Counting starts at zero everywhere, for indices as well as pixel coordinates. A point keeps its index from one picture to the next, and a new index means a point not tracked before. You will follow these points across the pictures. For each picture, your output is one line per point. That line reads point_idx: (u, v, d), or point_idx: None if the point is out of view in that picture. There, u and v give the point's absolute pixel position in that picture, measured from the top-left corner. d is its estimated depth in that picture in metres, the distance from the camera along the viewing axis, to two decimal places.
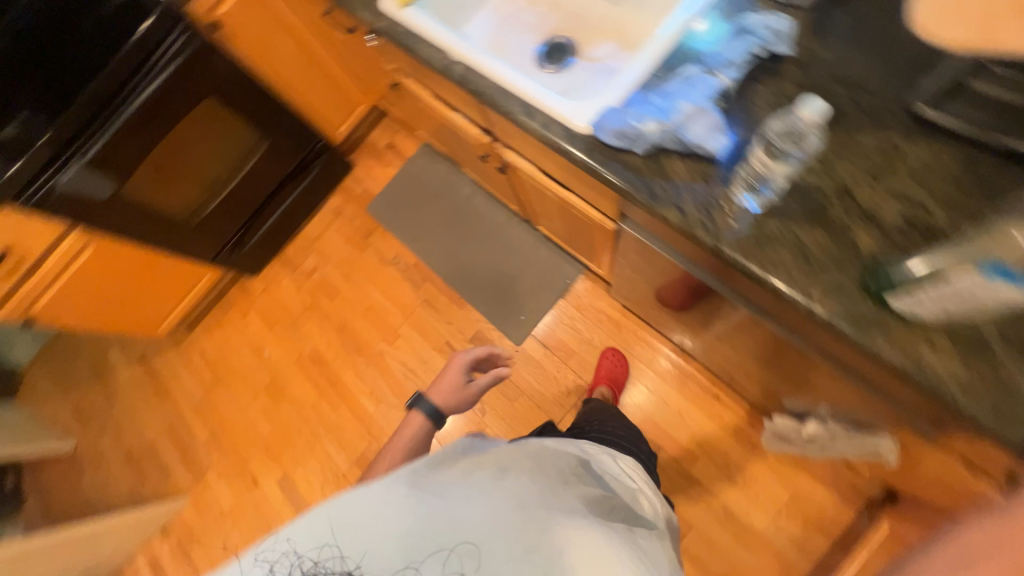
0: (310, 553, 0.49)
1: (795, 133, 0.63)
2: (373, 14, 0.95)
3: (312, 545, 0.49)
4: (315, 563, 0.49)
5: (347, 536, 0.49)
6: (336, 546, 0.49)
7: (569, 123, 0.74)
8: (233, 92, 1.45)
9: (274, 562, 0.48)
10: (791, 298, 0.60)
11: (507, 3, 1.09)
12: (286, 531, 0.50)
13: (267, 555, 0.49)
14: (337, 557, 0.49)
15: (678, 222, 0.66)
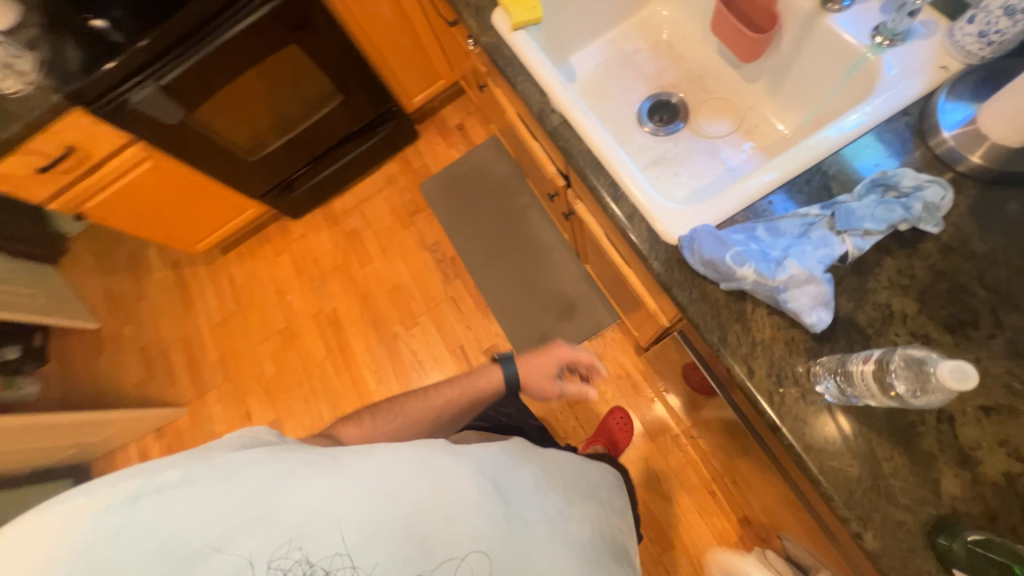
0: (321, 562, 0.50)
1: (922, 377, 0.48)
2: (481, 25, 0.86)
3: (327, 556, 0.50)
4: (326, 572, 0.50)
5: (359, 548, 0.51)
6: (347, 556, 0.50)
7: (656, 226, 0.67)
8: (320, 46, 1.38)
9: (288, 567, 0.50)
10: (839, 515, 0.53)
11: (626, 39, 0.98)
12: (299, 539, 0.50)
13: (279, 562, 0.50)
14: (347, 566, 0.50)
15: (740, 380, 0.59)
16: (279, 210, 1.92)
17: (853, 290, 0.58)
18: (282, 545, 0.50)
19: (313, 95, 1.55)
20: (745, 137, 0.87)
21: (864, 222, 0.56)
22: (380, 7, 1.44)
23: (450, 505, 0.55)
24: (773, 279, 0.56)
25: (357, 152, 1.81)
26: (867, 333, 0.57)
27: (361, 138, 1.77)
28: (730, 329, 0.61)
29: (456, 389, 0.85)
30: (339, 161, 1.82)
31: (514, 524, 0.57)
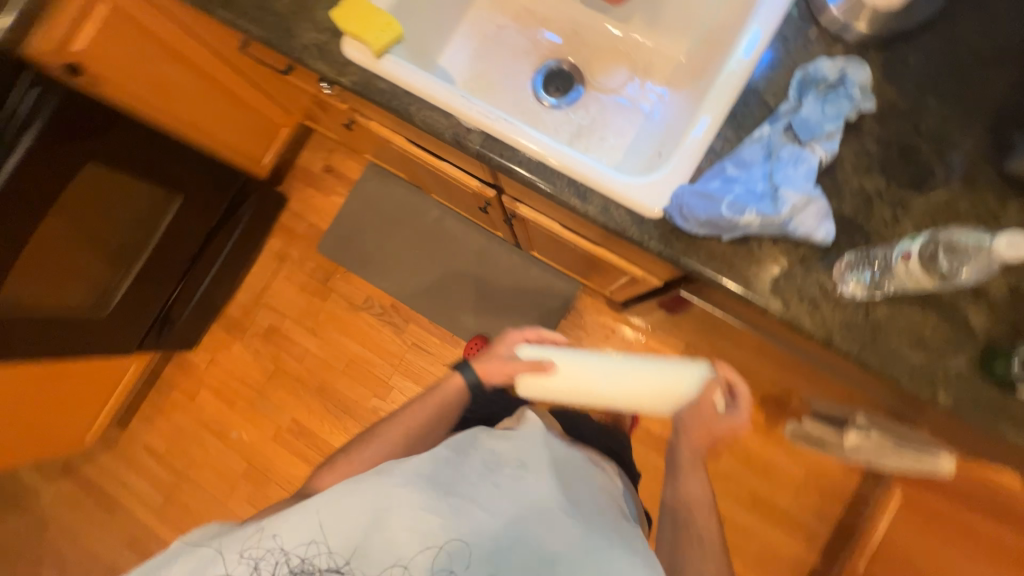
0: (297, 550, 0.56)
1: (953, 257, 0.53)
2: (337, 64, 0.72)
3: (302, 545, 0.56)
4: (302, 560, 0.56)
5: (332, 538, 0.57)
6: (321, 545, 0.56)
7: (636, 207, 0.63)
8: (128, 152, 1.09)
9: (264, 558, 0.55)
10: (911, 388, 0.57)
11: (485, 20, 0.89)
12: (275, 530, 0.57)
13: (255, 553, 0.56)
14: (323, 554, 0.56)
15: (781, 314, 0.60)
16: (169, 349, 1.58)
17: (831, 190, 0.61)
18: (255, 536, 0.57)
19: (144, 209, 1.24)
20: (646, 77, 0.85)
21: (819, 127, 0.59)
22: (176, 78, 1.17)
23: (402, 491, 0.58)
24: (777, 214, 0.56)
25: (229, 246, 1.53)
26: (861, 223, 0.60)
27: (226, 230, 1.49)
28: (750, 273, 0.61)
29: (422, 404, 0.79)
30: (213, 266, 1.52)
31: (472, 491, 0.60)
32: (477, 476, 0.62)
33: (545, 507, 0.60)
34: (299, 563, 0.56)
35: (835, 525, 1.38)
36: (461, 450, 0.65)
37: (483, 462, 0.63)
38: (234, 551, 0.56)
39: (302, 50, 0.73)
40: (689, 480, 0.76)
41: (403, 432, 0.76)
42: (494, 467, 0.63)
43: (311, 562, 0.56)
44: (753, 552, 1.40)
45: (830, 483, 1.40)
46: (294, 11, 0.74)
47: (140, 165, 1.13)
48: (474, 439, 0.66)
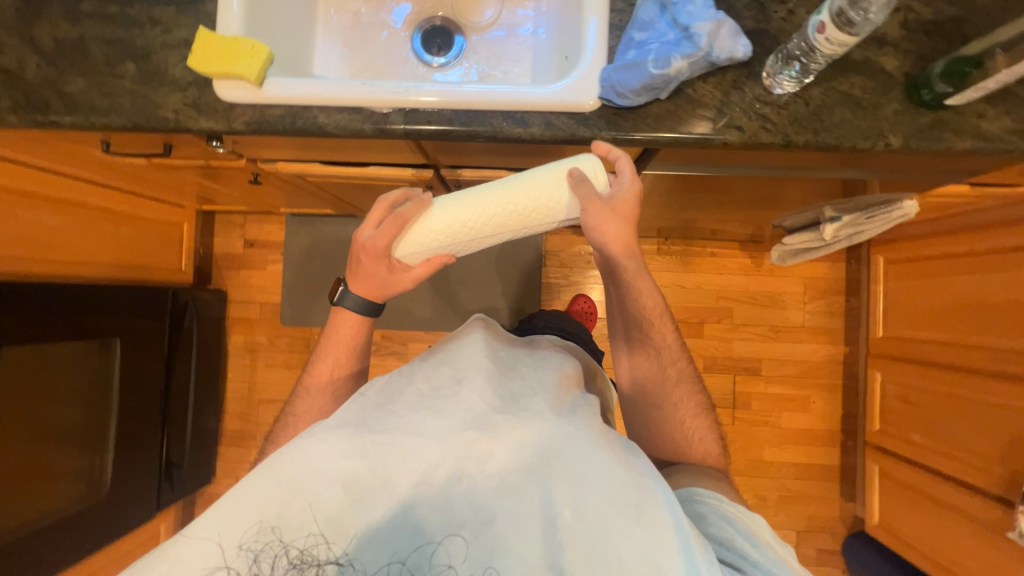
0: (295, 542, 0.42)
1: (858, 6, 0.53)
2: (226, 112, 0.67)
3: (299, 535, 0.42)
4: (302, 553, 0.42)
5: (324, 523, 0.43)
6: (319, 533, 0.42)
7: (574, 107, 0.64)
8: (44, 318, 0.98)
9: (258, 553, 0.42)
10: (869, 145, 0.63)
11: (339, 10, 0.84)
12: (267, 518, 0.42)
13: (250, 543, 0.42)
14: (322, 545, 0.42)
15: (740, 139, 0.63)
16: (190, 492, 1.47)
17: (728, 12, 0.65)
18: (252, 529, 0.42)
19: (87, 373, 1.11)
20: None
21: None
22: (47, 222, 1.04)
23: (339, 449, 0.44)
24: (699, 49, 0.59)
25: (195, 364, 1.42)
26: (766, 28, 0.65)
27: (183, 349, 1.37)
28: (697, 114, 0.64)
29: (329, 356, 0.71)
30: (189, 391, 1.41)
31: (417, 421, 0.46)
32: (413, 408, 0.48)
33: (515, 412, 0.48)
34: (300, 554, 0.42)
35: (847, 314, 1.53)
36: (392, 391, 0.51)
37: (422, 389, 0.50)
38: (225, 545, 0.42)
39: (178, 115, 0.67)
40: (654, 326, 0.74)
41: (331, 391, 0.69)
42: (435, 393, 0.50)
43: (310, 555, 0.42)
44: (794, 371, 1.53)
45: (828, 282, 1.53)
46: (146, 80, 0.68)
47: (63, 326, 1.02)
48: (405, 377, 0.53)
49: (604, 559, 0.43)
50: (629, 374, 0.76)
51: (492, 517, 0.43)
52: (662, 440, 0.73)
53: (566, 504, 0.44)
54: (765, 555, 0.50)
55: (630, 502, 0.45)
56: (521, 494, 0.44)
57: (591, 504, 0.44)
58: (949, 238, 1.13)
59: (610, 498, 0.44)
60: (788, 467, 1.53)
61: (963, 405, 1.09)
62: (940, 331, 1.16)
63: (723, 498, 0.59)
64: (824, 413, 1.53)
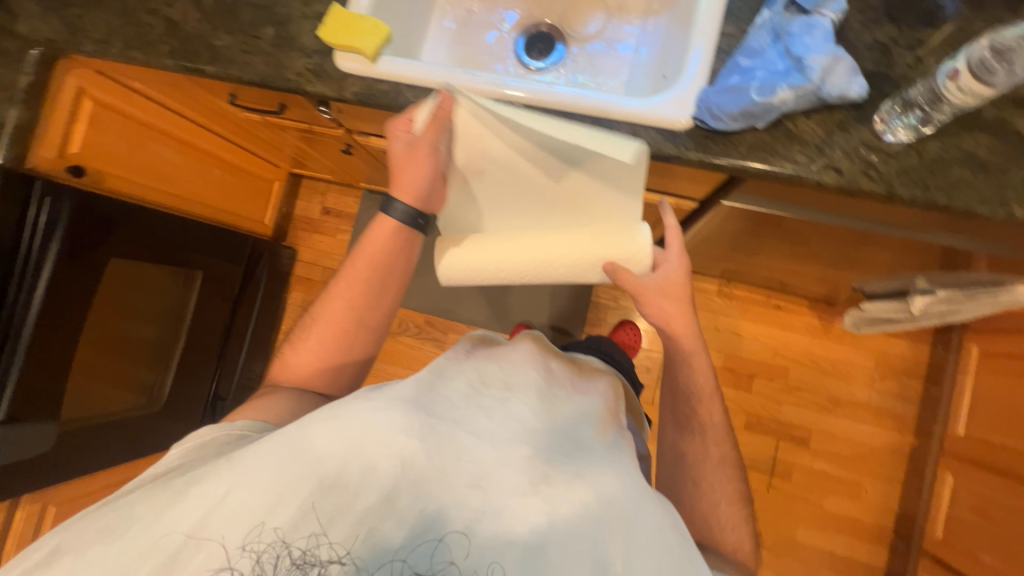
0: (299, 541, 0.41)
1: None
2: (339, 82, 0.74)
3: (301, 535, 0.41)
4: (305, 552, 0.41)
5: (334, 524, 0.41)
6: (324, 533, 0.41)
7: (664, 122, 0.64)
8: (149, 239, 1.11)
9: (262, 552, 0.41)
10: (989, 212, 0.57)
11: (456, 6, 0.90)
12: (271, 519, 0.42)
13: (253, 543, 0.41)
14: (327, 545, 0.41)
15: (837, 182, 0.60)
16: None
17: (848, 50, 0.63)
18: (255, 529, 0.42)
19: (170, 295, 1.24)
20: (623, 14, 0.86)
21: None
22: (169, 158, 1.18)
23: (395, 424, 0.43)
24: (810, 82, 0.57)
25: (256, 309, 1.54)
26: (887, 73, 0.61)
27: (250, 293, 1.50)
28: (794, 149, 0.61)
29: (355, 260, 0.71)
30: (245, 333, 1.53)
31: (471, 418, 0.46)
32: (466, 401, 0.47)
33: (560, 434, 0.47)
34: (301, 555, 0.41)
35: (922, 402, 1.37)
36: (441, 375, 0.50)
37: (472, 383, 0.49)
38: (231, 541, 0.41)
39: (299, 77, 0.74)
40: (700, 403, 0.71)
41: (347, 297, 0.70)
42: (488, 390, 0.49)
43: (313, 555, 0.41)
44: (847, 451, 1.40)
45: (905, 363, 1.39)
46: (279, 44, 0.76)
47: (163, 251, 1.15)
48: (451, 364, 0.53)
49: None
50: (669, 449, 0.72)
51: (534, 546, 0.41)
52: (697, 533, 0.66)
53: (612, 550, 0.41)
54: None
55: (670, 562, 0.43)
56: (565, 528, 0.41)
57: (636, 556, 0.42)
58: None
59: (654, 553, 0.43)
60: (823, 556, 1.38)
61: None
62: None
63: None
64: (875, 506, 1.38)
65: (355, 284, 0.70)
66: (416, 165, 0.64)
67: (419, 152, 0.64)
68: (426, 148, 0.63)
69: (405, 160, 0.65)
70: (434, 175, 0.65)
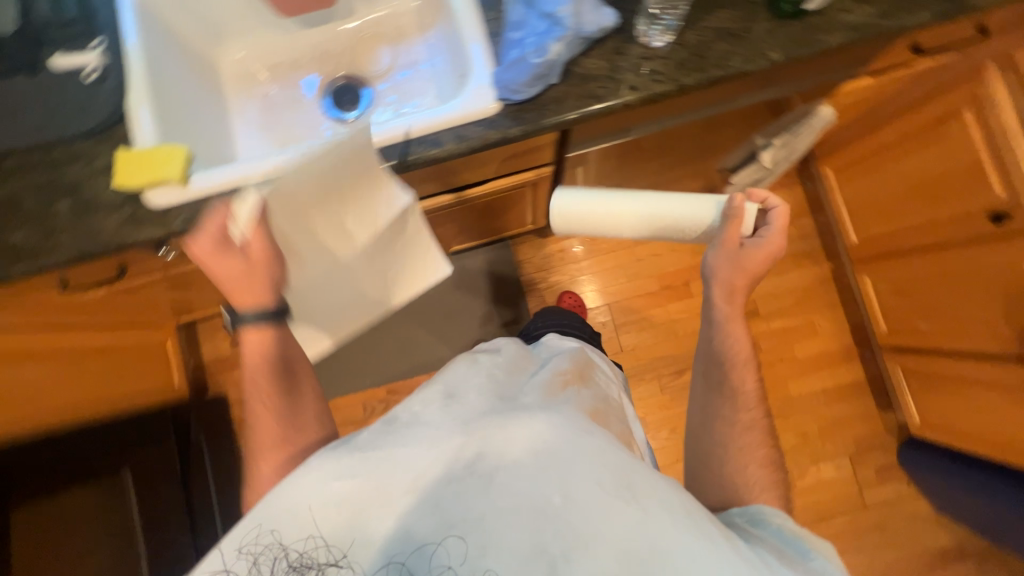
0: (297, 544, 0.45)
1: None
2: (161, 220, 0.70)
3: (298, 538, 0.45)
4: (303, 556, 0.44)
5: (326, 527, 0.45)
6: (319, 536, 0.45)
7: (476, 115, 0.68)
8: None
9: (259, 553, 0.44)
10: (756, 66, 0.67)
11: (249, 101, 0.90)
12: (268, 522, 0.45)
13: (249, 546, 0.44)
14: (324, 547, 0.45)
15: (638, 97, 0.67)
16: None
17: None
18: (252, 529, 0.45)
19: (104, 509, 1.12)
20: (405, 40, 0.91)
21: None
22: (26, 375, 1.00)
23: (333, 462, 0.47)
24: (569, 29, 0.63)
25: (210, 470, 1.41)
26: None
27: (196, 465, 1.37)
28: (592, 86, 0.68)
29: (257, 380, 0.64)
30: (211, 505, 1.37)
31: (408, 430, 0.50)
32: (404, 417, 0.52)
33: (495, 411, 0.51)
34: (298, 556, 0.44)
35: (820, 232, 1.55)
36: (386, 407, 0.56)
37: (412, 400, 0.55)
38: (230, 547, 0.44)
39: (118, 234, 0.70)
40: (735, 369, 0.71)
41: (271, 411, 0.63)
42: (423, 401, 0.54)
43: (310, 557, 0.44)
44: (788, 301, 1.55)
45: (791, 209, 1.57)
46: (82, 212, 0.71)
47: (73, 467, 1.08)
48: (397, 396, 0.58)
49: (599, 547, 0.43)
50: (701, 403, 0.72)
51: (491, 511, 0.44)
52: (718, 470, 0.67)
53: (556, 494, 0.44)
54: (822, 564, 0.51)
55: (616, 482, 0.45)
56: (513, 486, 0.45)
57: (580, 491, 0.44)
58: (880, 132, 1.17)
59: (597, 487, 0.45)
60: (817, 396, 1.51)
61: (946, 282, 1.11)
62: (904, 219, 1.18)
63: (786, 518, 0.58)
64: (833, 333, 1.53)
65: (275, 393, 0.64)
66: (255, 279, 0.64)
67: (259, 263, 0.64)
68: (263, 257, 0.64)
69: (241, 278, 0.63)
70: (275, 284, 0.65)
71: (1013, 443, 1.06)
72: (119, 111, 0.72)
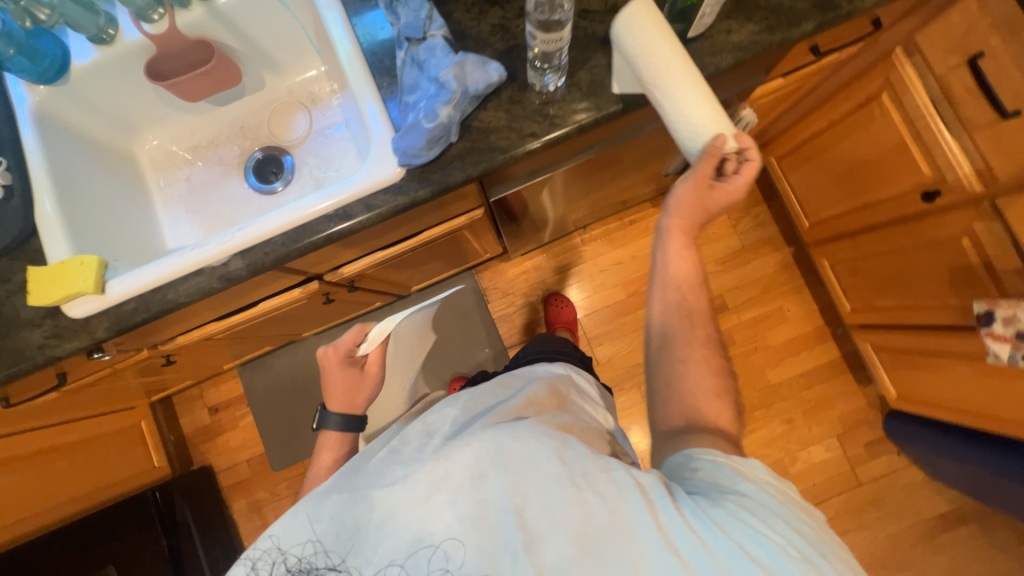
0: (295, 551, 0.52)
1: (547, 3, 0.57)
2: (83, 330, 0.69)
3: (297, 546, 0.52)
4: (301, 561, 0.51)
5: (325, 537, 0.51)
6: (318, 542, 0.51)
7: (382, 184, 0.68)
8: None
9: (259, 559, 0.52)
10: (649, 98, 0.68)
11: (173, 187, 0.90)
12: (268, 529, 0.53)
13: (252, 554, 0.52)
14: (321, 553, 0.51)
15: (539, 143, 0.68)
16: None
17: (478, 45, 0.70)
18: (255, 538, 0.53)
19: None
20: (319, 103, 0.91)
21: (419, 21, 0.66)
22: None
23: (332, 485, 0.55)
24: (454, 92, 0.62)
25: (202, 547, 1.36)
26: (515, 43, 0.70)
27: (185, 540, 1.34)
28: (492, 139, 0.68)
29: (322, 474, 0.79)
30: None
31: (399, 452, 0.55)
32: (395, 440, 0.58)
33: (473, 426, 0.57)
34: (299, 561, 0.51)
35: (777, 217, 1.56)
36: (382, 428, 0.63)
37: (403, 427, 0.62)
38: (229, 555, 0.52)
39: (43, 350, 0.69)
40: (687, 284, 0.66)
41: None
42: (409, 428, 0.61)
43: (309, 562, 0.51)
44: (755, 290, 1.55)
45: (745, 198, 1.57)
46: (3, 332, 0.69)
47: None
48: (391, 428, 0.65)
49: (562, 537, 0.47)
50: (659, 323, 0.66)
51: (469, 508, 0.49)
52: (673, 393, 0.63)
53: (516, 492, 0.49)
54: (747, 489, 0.50)
55: (580, 479, 0.50)
56: (488, 490, 0.49)
57: (550, 494, 0.49)
58: (810, 118, 1.18)
59: (554, 484, 0.49)
60: (797, 380, 1.52)
61: (894, 258, 1.12)
62: (848, 201, 1.19)
63: (715, 450, 0.55)
64: (805, 315, 1.54)
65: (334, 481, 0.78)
66: (363, 387, 0.88)
67: (368, 376, 0.89)
68: (376, 368, 0.89)
69: (351, 384, 0.87)
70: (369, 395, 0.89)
71: (983, 410, 1.07)
72: (26, 227, 0.71)
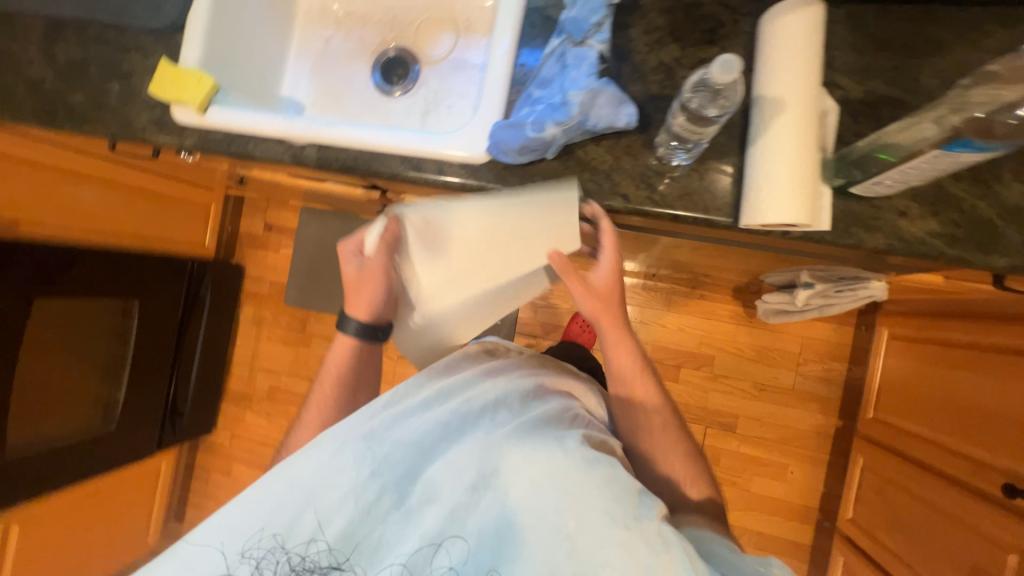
0: (298, 549, 0.51)
1: (713, 88, 0.53)
2: (174, 132, 0.76)
3: (298, 543, 0.51)
4: (304, 557, 0.51)
5: (330, 531, 0.52)
6: (321, 539, 0.52)
7: (463, 158, 0.66)
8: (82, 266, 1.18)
9: (261, 557, 0.50)
10: (761, 232, 0.59)
11: (312, 43, 0.92)
12: (269, 527, 0.52)
13: (250, 551, 0.51)
14: (325, 550, 0.51)
15: (625, 208, 0.62)
16: (189, 439, 1.69)
17: (633, 74, 0.63)
18: (255, 536, 0.51)
19: (107, 323, 1.30)
20: (470, 33, 0.88)
21: (587, 23, 0.60)
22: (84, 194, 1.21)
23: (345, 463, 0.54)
24: (572, 117, 0.57)
25: (206, 325, 1.60)
26: (670, 94, 0.62)
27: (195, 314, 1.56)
28: (585, 177, 0.63)
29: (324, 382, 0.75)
30: (196, 350, 1.58)
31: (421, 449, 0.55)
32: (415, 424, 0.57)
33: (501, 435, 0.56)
34: (301, 560, 0.51)
35: (847, 384, 1.38)
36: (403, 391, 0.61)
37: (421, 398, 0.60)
38: (230, 550, 0.51)
39: (144, 129, 0.77)
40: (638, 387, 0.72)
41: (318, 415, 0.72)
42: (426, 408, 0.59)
43: (311, 562, 0.51)
44: (772, 434, 1.42)
45: (828, 346, 1.39)
46: (126, 98, 0.78)
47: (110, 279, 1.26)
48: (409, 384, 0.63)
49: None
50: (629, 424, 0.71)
51: (503, 526, 0.51)
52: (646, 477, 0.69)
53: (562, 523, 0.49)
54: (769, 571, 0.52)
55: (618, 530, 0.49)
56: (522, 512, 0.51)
57: (587, 538, 0.49)
58: (951, 323, 0.99)
59: (598, 522, 0.49)
60: (750, 535, 1.42)
61: (930, 513, 0.97)
62: (926, 427, 1.02)
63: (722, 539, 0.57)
64: (803, 487, 1.41)
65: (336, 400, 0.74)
66: (369, 289, 0.69)
67: (371, 277, 0.68)
68: (380, 270, 0.67)
69: (360, 283, 0.69)
70: (383, 296, 0.70)
71: None
72: (180, 21, 0.78)
